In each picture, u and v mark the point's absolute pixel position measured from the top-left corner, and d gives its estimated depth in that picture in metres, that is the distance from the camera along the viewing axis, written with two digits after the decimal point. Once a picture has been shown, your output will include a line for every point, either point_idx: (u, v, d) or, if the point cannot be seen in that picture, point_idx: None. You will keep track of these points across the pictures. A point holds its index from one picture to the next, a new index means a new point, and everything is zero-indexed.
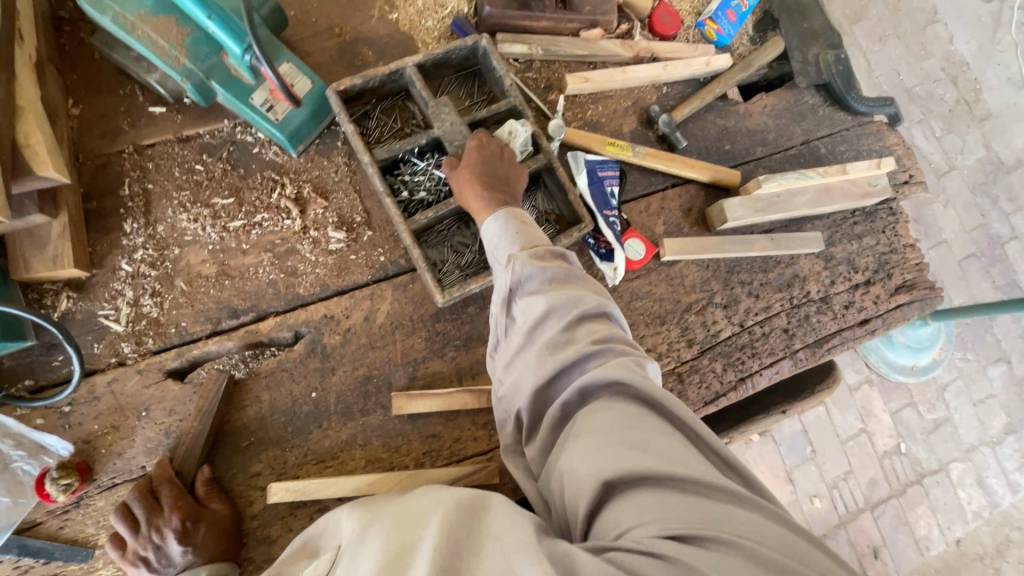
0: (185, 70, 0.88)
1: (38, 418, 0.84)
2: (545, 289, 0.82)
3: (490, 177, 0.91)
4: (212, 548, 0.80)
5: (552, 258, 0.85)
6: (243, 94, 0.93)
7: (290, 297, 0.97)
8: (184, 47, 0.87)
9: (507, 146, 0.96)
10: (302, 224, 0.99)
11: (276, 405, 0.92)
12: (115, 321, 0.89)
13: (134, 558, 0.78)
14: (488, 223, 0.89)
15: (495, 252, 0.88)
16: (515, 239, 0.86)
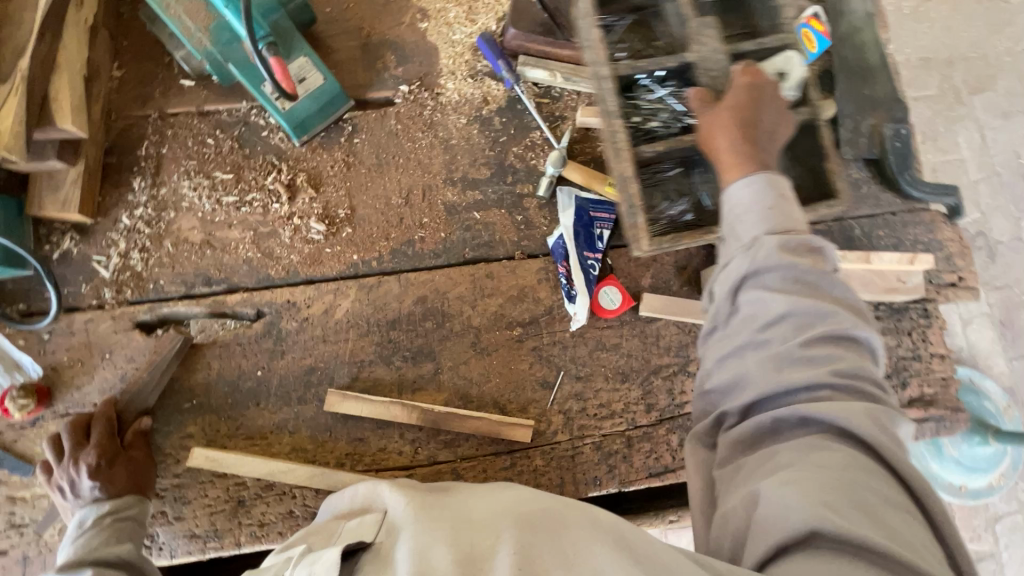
0: (206, 51, 0.95)
1: (20, 338, 0.94)
2: (791, 289, 0.74)
3: (744, 126, 0.85)
4: (120, 488, 0.86)
5: (808, 253, 0.77)
6: (257, 80, 0.98)
7: (262, 277, 1.01)
8: (208, 30, 0.93)
9: (775, 91, 0.88)
10: (288, 210, 1.04)
11: (223, 375, 0.97)
12: (104, 267, 0.98)
13: (56, 483, 0.87)
14: (739, 184, 0.82)
15: (735, 219, 0.82)
16: (772, 218, 0.79)
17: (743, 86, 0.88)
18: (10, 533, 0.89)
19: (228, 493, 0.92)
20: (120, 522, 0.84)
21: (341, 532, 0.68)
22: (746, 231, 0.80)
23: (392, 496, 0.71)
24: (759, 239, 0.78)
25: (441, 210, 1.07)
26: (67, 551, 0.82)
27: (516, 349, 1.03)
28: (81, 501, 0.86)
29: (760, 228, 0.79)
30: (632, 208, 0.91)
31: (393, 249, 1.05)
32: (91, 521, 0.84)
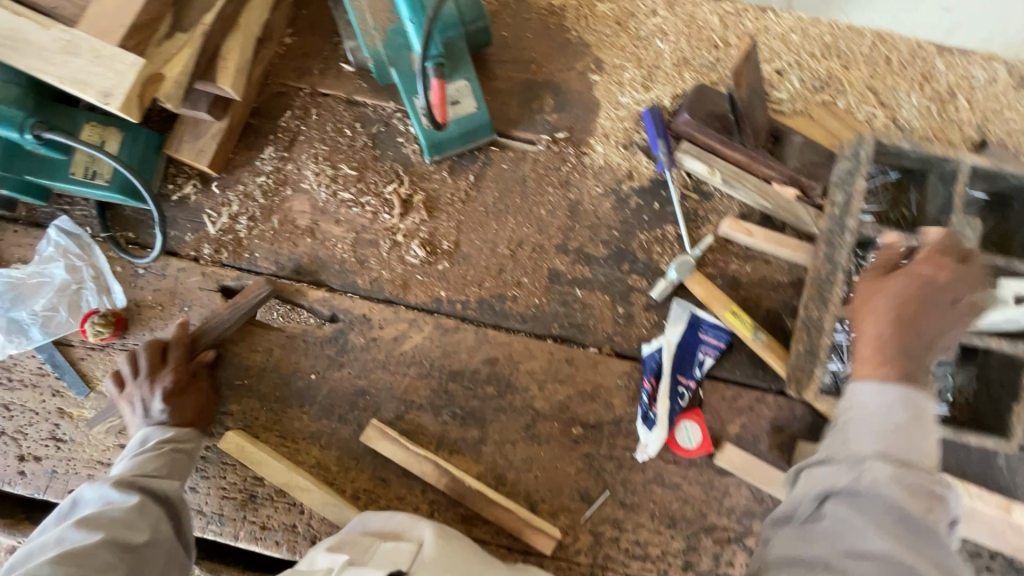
0: (374, 51, 0.92)
1: (119, 266, 0.97)
2: (894, 528, 0.59)
3: (904, 317, 0.69)
4: (185, 421, 0.88)
5: (930, 500, 0.61)
6: (411, 91, 0.95)
7: (348, 282, 0.99)
8: (384, 32, 0.91)
9: (964, 296, 0.70)
10: (396, 224, 1.00)
11: (279, 365, 0.96)
12: (212, 223, 0.99)
13: (129, 398, 0.88)
14: (870, 387, 0.68)
15: (851, 422, 0.68)
16: (896, 435, 0.65)
17: (923, 268, 0.71)
18: (48, 444, 0.92)
19: (244, 484, 0.92)
20: (174, 454, 0.84)
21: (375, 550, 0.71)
22: (860, 439, 0.66)
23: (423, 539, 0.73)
24: (869, 460, 0.63)
25: (544, 275, 1.00)
26: (122, 465, 0.82)
27: (569, 449, 0.95)
28: (148, 421, 0.87)
29: (872, 446, 0.65)
30: (814, 355, 0.87)
31: (482, 298, 0.99)
32: (150, 445, 0.83)
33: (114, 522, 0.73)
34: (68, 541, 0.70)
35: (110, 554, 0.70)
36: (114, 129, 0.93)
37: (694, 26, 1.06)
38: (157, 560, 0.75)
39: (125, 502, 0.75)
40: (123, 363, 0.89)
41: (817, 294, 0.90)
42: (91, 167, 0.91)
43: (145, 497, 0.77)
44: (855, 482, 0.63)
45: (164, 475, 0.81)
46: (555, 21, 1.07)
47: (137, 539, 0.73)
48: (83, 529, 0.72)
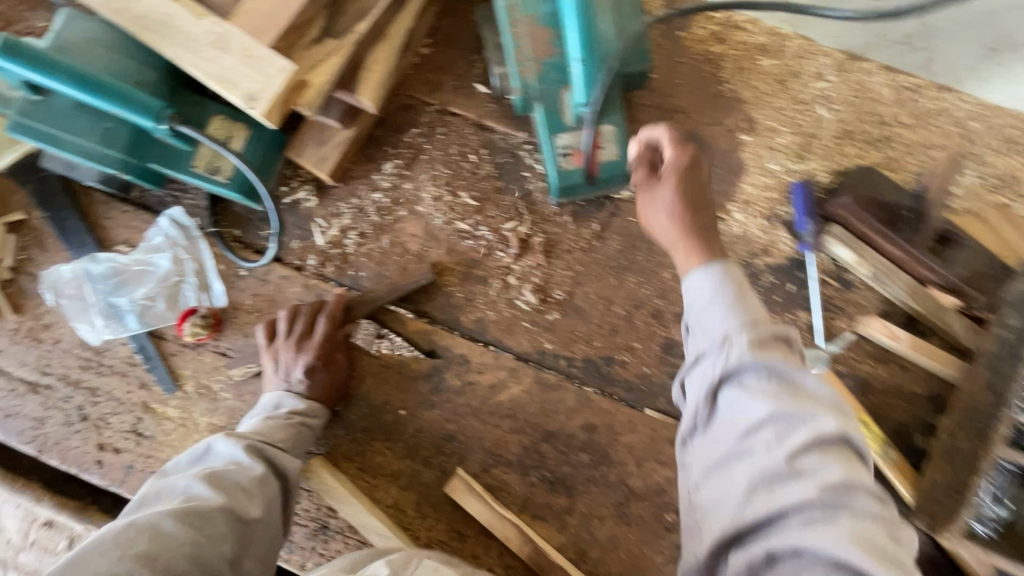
0: (525, 82, 0.86)
1: (221, 263, 0.93)
2: (781, 397, 0.51)
3: (691, 210, 0.67)
4: (321, 398, 0.86)
5: (779, 343, 0.54)
6: (554, 129, 0.89)
7: (451, 318, 0.93)
8: (540, 64, 0.85)
9: (704, 165, 0.70)
10: (509, 264, 0.94)
11: (369, 395, 0.91)
12: (321, 234, 0.95)
13: (273, 355, 0.85)
14: (705, 271, 0.61)
15: (699, 313, 0.60)
16: (735, 299, 0.58)
17: (675, 155, 0.69)
18: (129, 437, 0.89)
19: (317, 513, 0.88)
20: (300, 429, 0.83)
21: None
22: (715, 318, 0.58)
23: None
24: (730, 338, 0.55)
25: (659, 345, 0.93)
26: (254, 422, 0.83)
27: (660, 537, 0.87)
28: (289, 384, 0.85)
29: (729, 321, 0.56)
30: (959, 493, 0.78)
31: (589, 358, 0.92)
32: (285, 414, 0.84)
33: (236, 488, 0.74)
34: (192, 494, 0.72)
35: (227, 525, 0.70)
36: (241, 125, 0.88)
37: (864, 98, 0.97)
38: (264, 539, 0.74)
39: (250, 471, 0.75)
40: (280, 316, 0.87)
41: (970, 423, 0.81)
42: (213, 162, 0.87)
43: (268, 469, 0.78)
44: (729, 366, 0.54)
45: (287, 450, 0.81)
46: (710, 70, 0.99)
47: (253, 514, 0.73)
48: (206, 486, 0.72)
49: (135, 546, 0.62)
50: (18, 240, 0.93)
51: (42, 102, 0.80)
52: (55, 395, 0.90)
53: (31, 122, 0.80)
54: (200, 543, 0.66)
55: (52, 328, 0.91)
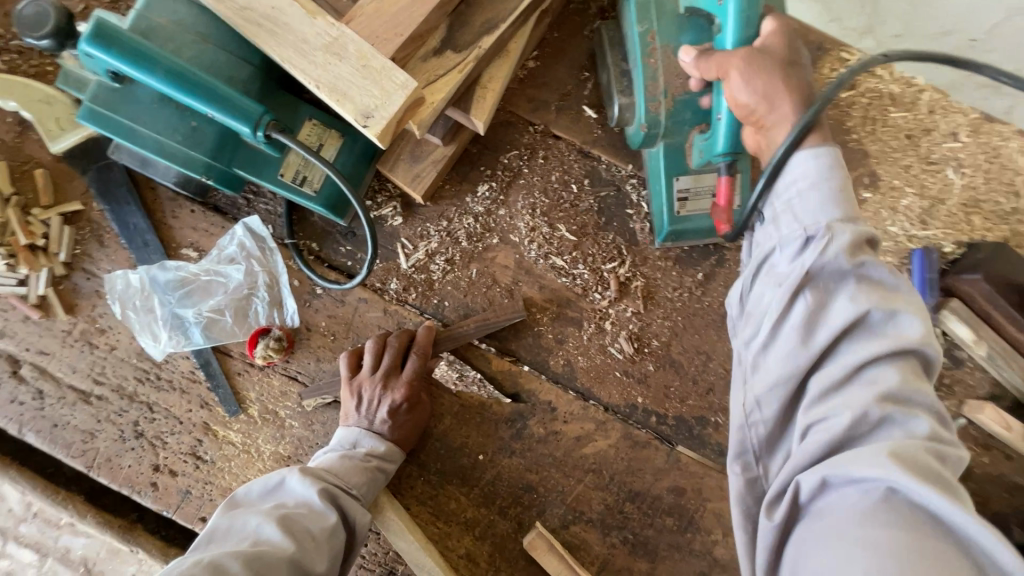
0: (652, 119, 0.75)
1: (296, 279, 0.86)
2: (865, 296, 0.49)
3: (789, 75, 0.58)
4: (400, 439, 0.80)
5: (868, 249, 0.52)
6: (674, 169, 0.80)
7: (539, 361, 0.87)
8: (673, 100, 0.74)
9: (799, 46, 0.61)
10: (605, 307, 0.88)
11: (446, 436, 0.86)
12: (405, 257, 0.87)
13: (355, 391, 0.78)
14: (812, 155, 0.55)
15: (790, 205, 0.56)
16: (838, 196, 0.54)
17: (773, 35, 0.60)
18: (188, 460, 0.83)
19: (384, 557, 0.83)
20: (375, 474, 0.77)
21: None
22: (805, 212, 0.54)
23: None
24: (829, 230, 0.52)
25: None
26: (327, 458, 0.77)
27: None
28: (368, 424, 0.78)
29: (824, 215, 0.53)
30: None
31: (681, 416, 0.87)
32: (361, 454, 0.77)
33: (306, 537, 0.67)
34: (262, 536, 0.66)
35: None
36: (335, 133, 0.80)
37: (996, 164, 0.90)
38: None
39: (324, 520, 0.68)
40: (367, 347, 0.82)
41: None
42: (302, 171, 0.78)
43: (340, 519, 0.70)
44: (820, 261, 0.51)
45: (360, 497, 0.74)
46: (836, 117, 0.92)
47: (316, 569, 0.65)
48: (276, 527, 0.66)
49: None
50: (74, 233, 0.84)
51: (121, 91, 0.70)
52: (108, 407, 0.83)
53: (108, 113, 0.70)
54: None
55: (108, 334, 0.83)
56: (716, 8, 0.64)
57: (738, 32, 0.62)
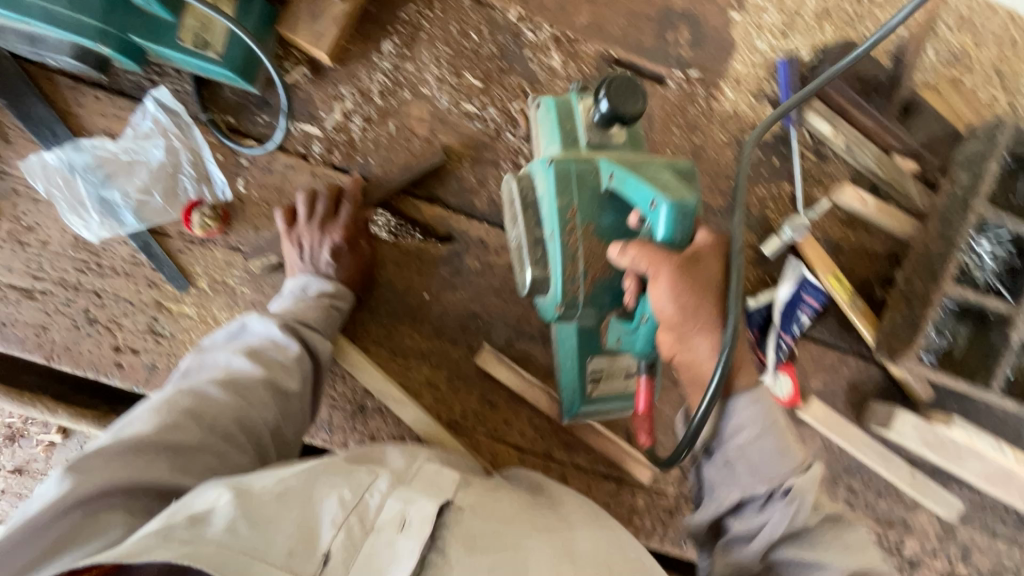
0: (571, 298, 0.76)
1: (219, 153, 0.89)
2: (833, 553, 0.61)
3: (702, 295, 0.66)
4: (349, 283, 0.88)
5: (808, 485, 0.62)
6: (588, 349, 0.82)
7: (465, 203, 0.95)
8: (592, 283, 0.75)
9: (709, 259, 0.68)
10: (519, 145, 0.95)
11: (391, 282, 0.93)
12: (323, 120, 0.92)
13: (296, 240, 0.86)
14: (743, 399, 0.66)
15: (739, 450, 0.65)
16: (772, 438, 0.64)
17: (698, 241, 0.69)
18: (146, 337, 0.87)
19: (353, 395, 0.92)
20: (331, 311, 0.84)
21: (362, 495, 0.60)
22: (756, 455, 0.64)
23: (479, 501, 0.65)
24: (788, 484, 0.61)
25: None
26: (285, 304, 0.84)
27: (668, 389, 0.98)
28: (312, 268, 0.86)
29: (779, 465, 0.63)
30: (915, 325, 0.93)
31: None
32: (314, 295, 0.84)
33: (276, 364, 0.76)
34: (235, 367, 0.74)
35: (267, 393, 0.73)
36: None
37: None
38: (301, 411, 0.77)
39: (288, 350, 0.76)
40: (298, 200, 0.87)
41: (925, 269, 0.94)
42: (202, 36, 0.80)
43: (303, 348, 0.79)
44: (782, 521, 0.61)
45: (320, 329, 0.82)
46: None
47: (291, 387, 0.76)
48: (247, 357, 0.75)
49: (181, 406, 0.67)
50: None
51: None
52: (55, 299, 0.85)
53: None
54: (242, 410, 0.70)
55: (37, 230, 0.85)
56: (649, 210, 0.68)
57: (670, 232, 0.66)
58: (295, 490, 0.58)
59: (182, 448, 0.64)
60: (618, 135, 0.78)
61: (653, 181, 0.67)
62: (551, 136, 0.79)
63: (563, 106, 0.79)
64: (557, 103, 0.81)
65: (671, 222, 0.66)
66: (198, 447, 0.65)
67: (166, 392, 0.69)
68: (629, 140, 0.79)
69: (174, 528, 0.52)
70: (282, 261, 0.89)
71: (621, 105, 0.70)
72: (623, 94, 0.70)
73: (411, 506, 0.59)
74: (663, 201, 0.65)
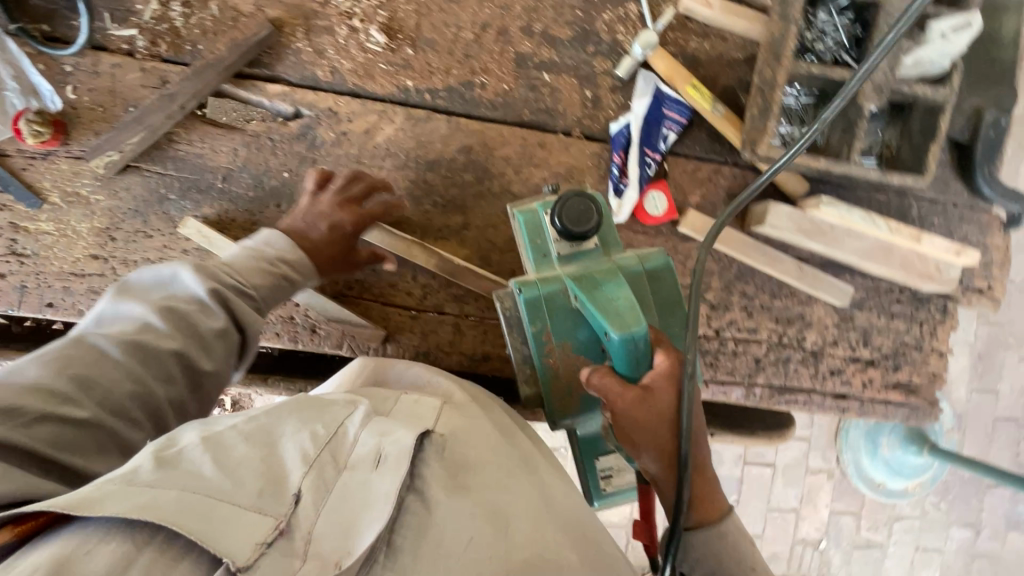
0: (561, 414, 0.84)
1: (41, 64, 0.88)
2: None
3: (656, 432, 0.75)
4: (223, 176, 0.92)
5: None
6: (594, 451, 0.91)
7: (306, 75, 0.94)
8: (578, 395, 0.84)
9: (667, 399, 0.75)
10: (350, 7, 0.94)
11: (247, 166, 0.93)
12: (141, 12, 0.90)
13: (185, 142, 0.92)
14: (709, 529, 0.78)
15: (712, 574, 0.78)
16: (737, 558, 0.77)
17: (654, 374, 0.74)
18: (10, 259, 0.88)
19: None
20: (281, 282, 0.83)
21: (337, 427, 0.63)
22: None
23: (457, 439, 0.72)
24: None
25: (511, 60, 0.99)
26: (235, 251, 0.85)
27: None
28: (194, 164, 0.92)
29: None
30: (767, 111, 0.93)
31: (450, 87, 0.98)
32: (271, 257, 0.84)
33: (188, 332, 0.74)
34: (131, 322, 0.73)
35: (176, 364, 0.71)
36: None
37: None
38: (213, 386, 0.76)
39: (215, 320, 0.75)
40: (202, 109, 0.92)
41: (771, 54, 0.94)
42: None
43: (229, 322, 0.77)
44: None
45: (260, 298, 0.81)
46: None
47: (205, 368, 0.74)
48: (158, 320, 0.73)
49: (73, 367, 0.64)
50: None
51: None
52: None
53: None
54: (146, 381, 0.68)
55: None
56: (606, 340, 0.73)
57: (625, 367, 0.73)
58: (263, 431, 0.61)
59: (75, 419, 0.61)
60: (590, 243, 0.81)
61: (605, 311, 0.72)
62: (526, 251, 0.83)
63: (531, 222, 0.82)
64: (524, 217, 0.83)
65: (623, 354, 0.71)
66: (91, 422, 0.62)
67: (64, 342, 0.67)
68: (600, 243, 0.83)
69: (139, 472, 0.52)
70: (131, 161, 0.90)
71: (573, 225, 0.77)
72: (576, 216, 0.77)
73: (385, 439, 0.63)
74: (614, 336, 0.70)
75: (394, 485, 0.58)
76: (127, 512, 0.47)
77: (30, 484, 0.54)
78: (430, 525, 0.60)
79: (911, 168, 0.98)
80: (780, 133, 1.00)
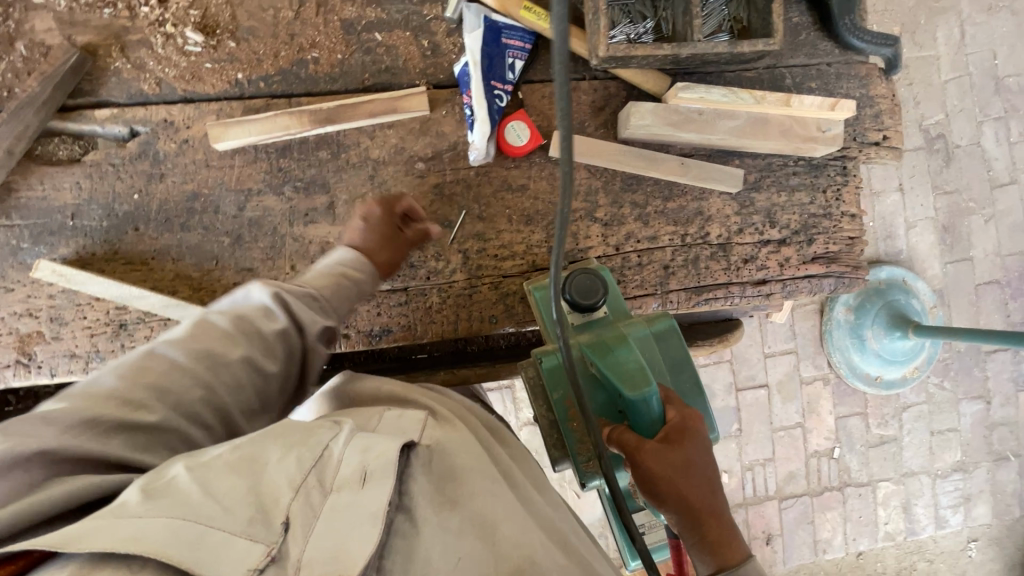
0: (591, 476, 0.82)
1: None
2: None
3: (672, 479, 0.72)
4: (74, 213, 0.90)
5: None
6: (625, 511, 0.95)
7: (133, 92, 0.93)
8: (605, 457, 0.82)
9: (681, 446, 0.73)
10: (160, 15, 0.93)
11: (94, 197, 0.91)
12: None
13: (27, 188, 0.90)
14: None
15: None
16: None
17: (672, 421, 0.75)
18: None
19: (103, 316, 0.90)
20: (342, 284, 0.85)
21: (321, 451, 0.59)
22: None
23: (449, 449, 0.69)
24: None
25: (338, 28, 0.97)
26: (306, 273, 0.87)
27: (418, 185, 0.98)
28: (40, 207, 0.90)
29: None
30: (597, 11, 0.90)
31: (282, 69, 0.96)
32: (335, 266, 0.87)
33: (255, 338, 0.75)
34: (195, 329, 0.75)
35: (242, 371, 0.72)
36: None
37: None
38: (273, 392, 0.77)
39: (275, 324, 0.76)
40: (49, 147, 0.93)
41: None
42: None
43: (289, 325, 0.78)
44: None
45: (325, 299, 0.82)
46: None
47: (269, 369, 0.75)
48: (230, 326, 0.74)
49: (152, 376, 0.66)
50: None
51: None
52: None
53: None
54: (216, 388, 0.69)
55: None
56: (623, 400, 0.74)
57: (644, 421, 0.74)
58: (249, 457, 0.57)
59: (149, 426, 0.63)
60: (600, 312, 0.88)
61: (618, 375, 0.73)
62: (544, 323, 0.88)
63: (545, 297, 0.88)
64: (540, 293, 0.89)
65: (639, 413, 0.73)
66: (164, 426, 0.64)
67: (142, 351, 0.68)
68: (609, 312, 0.90)
69: (126, 504, 0.48)
70: None
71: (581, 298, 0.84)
72: (583, 288, 0.85)
73: (370, 455, 0.60)
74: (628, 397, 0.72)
75: (382, 502, 0.57)
76: (114, 546, 0.44)
77: (82, 479, 0.54)
78: (419, 546, 0.60)
79: (761, 34, 0.96)
80: (620, 33, 0.98)
